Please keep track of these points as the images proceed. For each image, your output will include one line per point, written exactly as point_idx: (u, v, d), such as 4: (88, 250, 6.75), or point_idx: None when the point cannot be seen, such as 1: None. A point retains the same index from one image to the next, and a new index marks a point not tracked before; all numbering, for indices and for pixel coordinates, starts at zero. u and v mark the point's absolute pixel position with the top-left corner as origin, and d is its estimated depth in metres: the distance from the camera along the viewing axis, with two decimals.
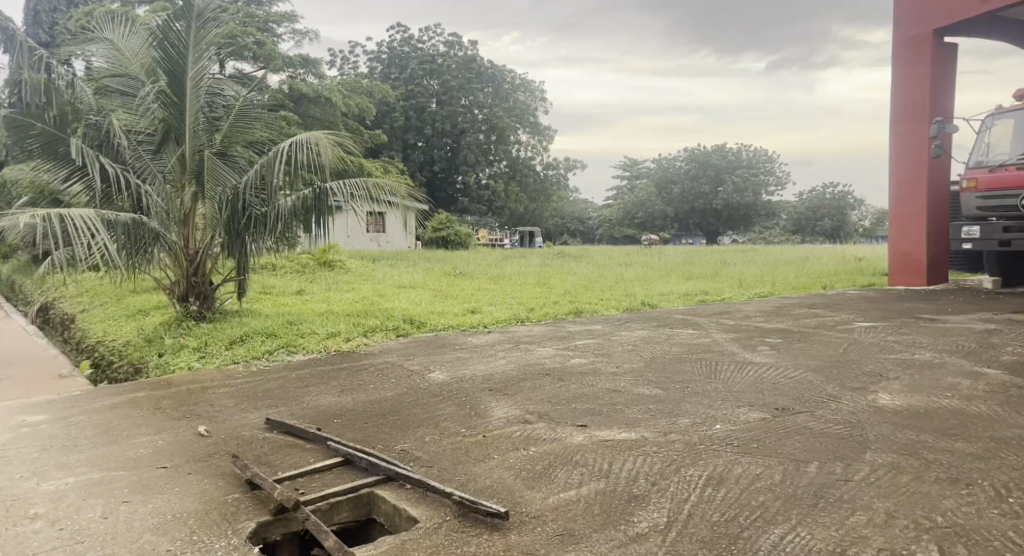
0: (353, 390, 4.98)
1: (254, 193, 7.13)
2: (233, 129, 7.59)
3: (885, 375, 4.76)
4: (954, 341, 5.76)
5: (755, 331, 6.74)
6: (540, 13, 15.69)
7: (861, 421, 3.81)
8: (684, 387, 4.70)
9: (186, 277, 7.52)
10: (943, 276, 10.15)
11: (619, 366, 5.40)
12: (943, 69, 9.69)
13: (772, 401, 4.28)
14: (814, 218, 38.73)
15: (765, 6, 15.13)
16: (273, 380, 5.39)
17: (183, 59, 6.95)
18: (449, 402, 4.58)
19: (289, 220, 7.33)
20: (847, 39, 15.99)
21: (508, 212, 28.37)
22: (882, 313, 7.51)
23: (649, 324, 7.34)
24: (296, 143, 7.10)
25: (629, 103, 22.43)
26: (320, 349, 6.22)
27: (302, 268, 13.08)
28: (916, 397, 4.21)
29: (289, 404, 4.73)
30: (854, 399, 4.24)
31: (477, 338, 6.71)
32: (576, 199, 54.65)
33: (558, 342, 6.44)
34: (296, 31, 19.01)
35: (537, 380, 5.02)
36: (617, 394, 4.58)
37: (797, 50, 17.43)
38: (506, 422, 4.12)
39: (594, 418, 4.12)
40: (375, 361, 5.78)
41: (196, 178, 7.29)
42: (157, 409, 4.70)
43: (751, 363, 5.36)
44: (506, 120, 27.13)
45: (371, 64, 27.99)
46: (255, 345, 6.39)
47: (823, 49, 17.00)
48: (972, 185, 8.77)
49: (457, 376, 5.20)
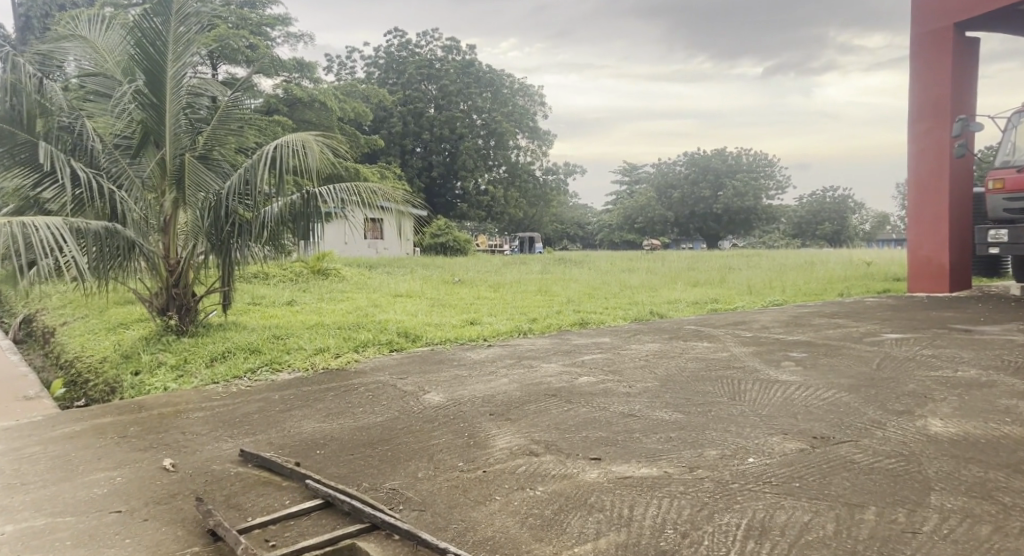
0: (339, 415, 4.50)
1: (238, 198, 6.68)
2: (217, 131, 7.09)
3: (931, 397, 4.31)
4: (997, 356, 5.31)
5: (776, 344, 6.25)
6: (534, 18, 15.28)
7: (916, 453, 3.37)
8: (708, 411, 4.22)
9: (167, 288, 7.02)
10: (966, 282, 9.68)
11: (633, 386, 4.91)
12: (965, 65, 9.23)
13: (809, 429, 3.80)
14: (813, 222, 38.32)
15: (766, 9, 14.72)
16: (252, 402, 4.90)
17: (161, 57, 6.49)
18: (445, 428, 4.11)
19: (277, 227, 6.88)
20: (843, 44, 15.68)
21: (508, 217, 27.91)
22: (909, 323, 7.05)
23: (661, 336, 6.85)
24: (281, 145, 6.63)
25: (627, 108, 22.03)
26: (306, 366, 5.74)
27: (295, 276, 12.63)
28: (972, 424, 3.77)
29: (268, 431, 4.25)
30: (902, 426, 3.80)
31: (478, 353, 6.21)
32: (575, 203, 54.25)
33: (565, 357, 5.95)
34: (290, 34, 18.55)
35: (542, 403, 4.54)
36: (634, 419, 4.11)
37: (793, 56, 17.12)
38: (508, 454, 3.65)
39: (610, 449, 3.65)
40: (365, 380, 5.28)
41: (176, 184, 6.82)
42: (121, 437, 4.21)
43: (778, 381, 4.86)
44: (505, 125, 26.68)
45: (369, 69, 27.64)
46: (236, 362, 5.91)
47: (819, 55, 16.69)
48: (998, 186, 8.32)
49: (455, 397, 4.72)
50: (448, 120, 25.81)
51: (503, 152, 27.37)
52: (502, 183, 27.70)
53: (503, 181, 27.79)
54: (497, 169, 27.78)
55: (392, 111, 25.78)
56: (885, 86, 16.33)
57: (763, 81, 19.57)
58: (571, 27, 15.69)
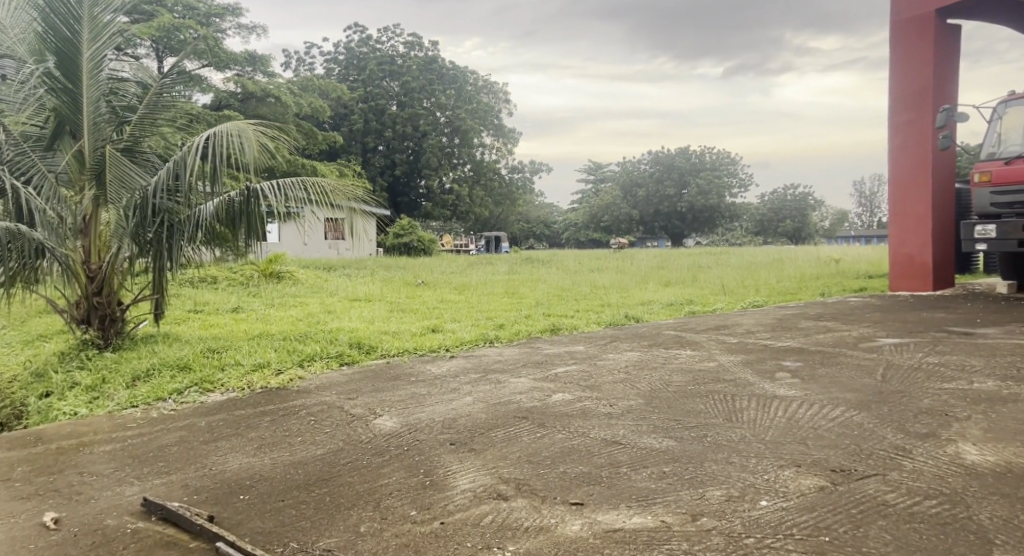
0: (273, 447, 3.78)
1: (166, 195, 5.86)
2: (143, 122, 6.29)
3: (953, 415, 3.81)
4: (1010, 364, 4.87)
5: (765, 351, 5.71)
6: (493, 20, 14.69)
7: (960, 492, 2.89)
8: (704, 437, 3.63)
9: (86, 297, 6.14)
10: (948, 280, 9.31)
11: (614, 405, 4.31)
12: (945, 55, 8.85)
13: (825, 459, 3.24)
14: (776, 219, 38.21)
15: (728, 12, 14.31)
16: (174, 431, 4.11)
17: (77, 37, 5.75)
18: (398, 464, 3.45)
19: (211, 228, 6.14)
20: (800, 47, 15.42)
21: (473, 217, 27.22)
22: (902, 325, 6.58)
23: (639, 344, 6.26)
24: (215, 134, 5.85)
25: (593, 107, 21.52)
26: (242, 386, 4.96)
27: (244, 281, 11.81)
28: (1011, 451, 3.28)
29: (183, 469, 3.48)
30: (931, 454, 3.28)
31: (438, 366, 5.57)
32: (541, 203, 53.75)
33: (536, 370, 5.33)
34: (241, 25, 17.35)
35: (512, 428, 3.92)
36: (620, 449, 3.50)
37: (752, 57, 16.84)
38: (474, 497, 3.04)
39: (595, 490, 3.05)
40: (308, 403, 4.57)
41: (96, 178, 5.98)
42: (1, 482, 3.46)
43: (777, 398, 4.30)
44: (470, 122, 26.02)
45: (329, 65, 26.70)
46: (162, 381, 5.09)
47: (777, 56, 16.46)
48: (984, 179, 7.82)
49: (410, 422, 4.07)
50: (410, 118, 25.01)
51: (467, 150, 26.68)
52: (467, 181, 26.99)
53: (468, 179, 27.12)
54: (461, 168, 27.12)
55: (352, 108, 24.94)
56: (844, 87, 16.08)
57: (723, 81, 19.11)
58: (532, 30, 15.20)
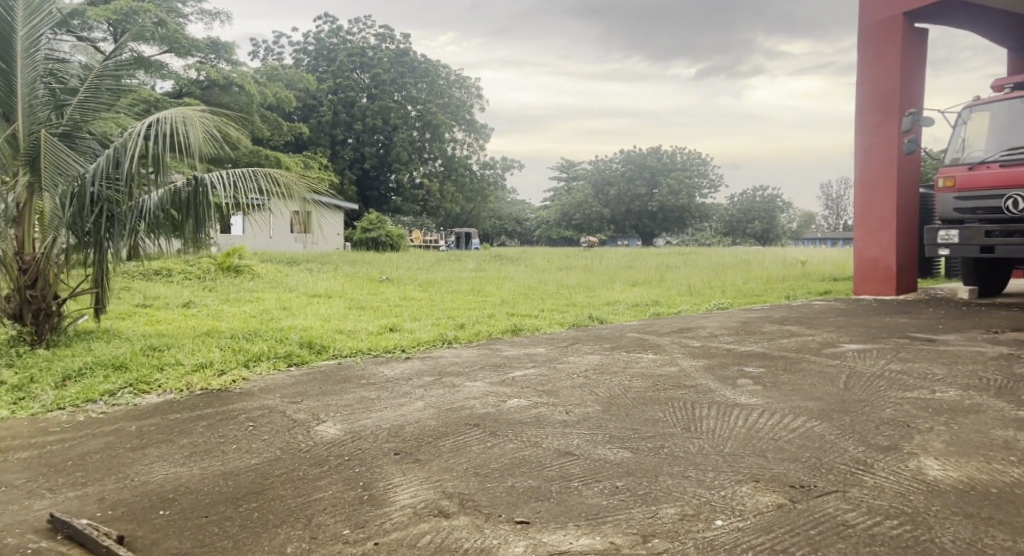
0: (204, 456, 3.53)
1: (106, 184, 5.56)
2: (83, 107, 5.95)
3: (915, 427, 3.70)
4: (973, 373, 4.80)
5: (727, 356, 5.58)
6: (465, 15, 14.47)
7: (922, 511, 2.76)
8: (660, 449, 3.46)
9: (18, 290, 5.80)
10: (911, 285, 9.31)
11: (570, 412, 4.13)
12: (913, 59, 8.83)
13: (784, 474, 3.10)
14: (744, 220, 38.12)
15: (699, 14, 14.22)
16: (99, 437, 3.83)
17: (10, 16, 5.50)
18: (336, 476, 3.24)
19: (156, 218, 5.83)
20: (771, 49, 15.46)
21: (443, 212, 26.92)
22: (866, 331, 6.51)
23: (601, 347, 6.10)
24: (160, 119, 5.57)
25: (566, 104, 21.40)
26: (180, 388, 4.69)
27: (200, 274, 11.45)
28: (974, 467, 3.16)
29: (101, 480, 3.22)
30: (893, 469, 3.14)
31: (392, 368, 5.35)
32: (513, 201, 53.57)
33: (492, 374, 5.13)
34: (203, 11, 16.90)
35: (461, 436, 3.72)
36: (572, 461, 3.32)
37: (724, 59, 16.83)
38: (413, 513, 2.85)
39: (542, 507, 2.87)
40: (248, 407, 4.33)
41: (30, 165, 5.64)
42: None
43: (737, 406, 4.15)
44: (441, 117, 25.75)
45: (298, 55, 26.22)
46: (95, 381, 4.80)
47: (748, 58, 16.49)
48: (949, 184, 7.74)
49: (354, 430, 3.86)
50: (381, 111, 24.67)
51: (438, 145, 26.39)
52: (438, 176, 26.69)
53: (439, 174, 26.83)
54: (432, 163, 26.83)
55: (321, 100, 24.52)
56: (811, 91, 16.15)
57: (694, 82, 19.11)
58: (504, 26, 14.98)
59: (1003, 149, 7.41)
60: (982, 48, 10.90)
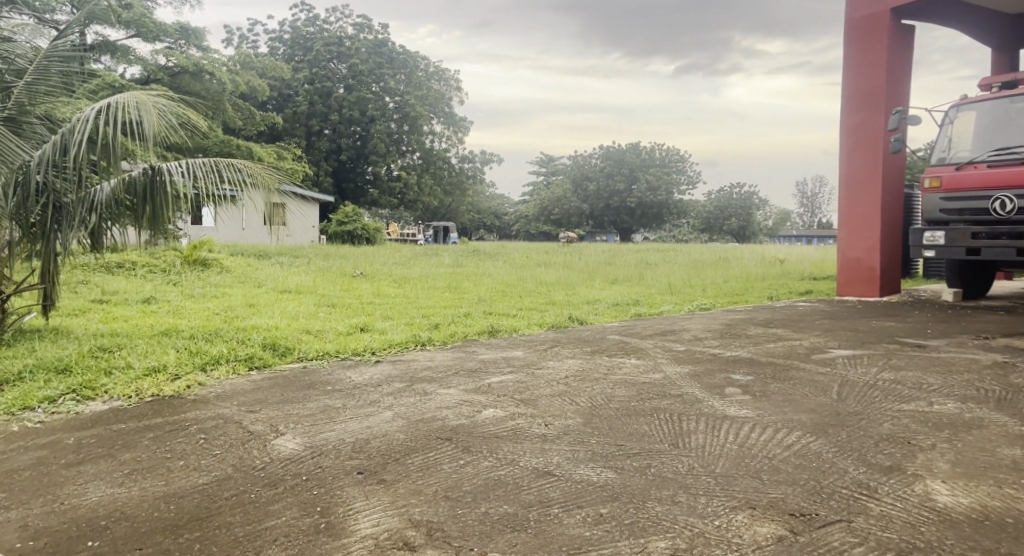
0: (146, 474, 3.20)
1: (57, 173, 5.19)
2: (31, 89, 5.55)
3: (917, 444, 3.46)
4: (970, 383, 4.58)
5: (713, 361, 5.33)
6: (440, 8, 14.10)
7: (933, 545, 2.53)
8: (647, 469, 3.19)
9: None
10: (895, 286, 9.15)
11: (550, 425, 3.84)
12: (899, 56, 8.63)
13: (783, 499, 2.84)
14: (721, 216, 38.24)
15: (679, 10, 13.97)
16: (32, 452, 3.48)
17: None
18: (292, 499, 2.93)
19: (109, 210, 5.45)
20: (750, 48, 15.25)
21: (421, 205, 26.52)
22: (854, 335, 6.29)
23: (582, 351, 5.82)
24: (115, 103, 5.17)
25: (546, 99, 21.11)
26: (128, 394, 4.34)
27: (165, 268, 11.02)
28: (984, 492, 2.92)
29: (27, 504, 2.92)
30: (899, 494, 2.90)
31: (359, 374, 5.01)
32: (492, 194, 53.27)
33: (468, 380, 4.82)
34: None
35: (430, 452, 3.43)
36: (552, 484, 3.04)
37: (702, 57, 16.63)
38: (375, 548, 2.57)
39: (518, 539, 2.61)
40: (201, 416, 3.99)
41: None
42: None
43: (727, 419, 3.89)
44: (419, 109, 25.31)
45: (273, 43, 25.67)
46: (35, 386, 4.44)
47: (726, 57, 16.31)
48: (935, 185, 7.53)
49: (314, 444, 3.54)
50: (358, 102, 24.21)
51: (416, 137, 25.95)
52: (416, 169, 26.30)
53: (417, 167, 26.44)
54: (410, 155, 26.42)
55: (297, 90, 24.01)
56: (786, 89, 16.14)
57: (672, 80, 18.95)
58: (482, 19, 14.64)
59: (991, 149, 7.23)
60: (964, 48, 10.77)
